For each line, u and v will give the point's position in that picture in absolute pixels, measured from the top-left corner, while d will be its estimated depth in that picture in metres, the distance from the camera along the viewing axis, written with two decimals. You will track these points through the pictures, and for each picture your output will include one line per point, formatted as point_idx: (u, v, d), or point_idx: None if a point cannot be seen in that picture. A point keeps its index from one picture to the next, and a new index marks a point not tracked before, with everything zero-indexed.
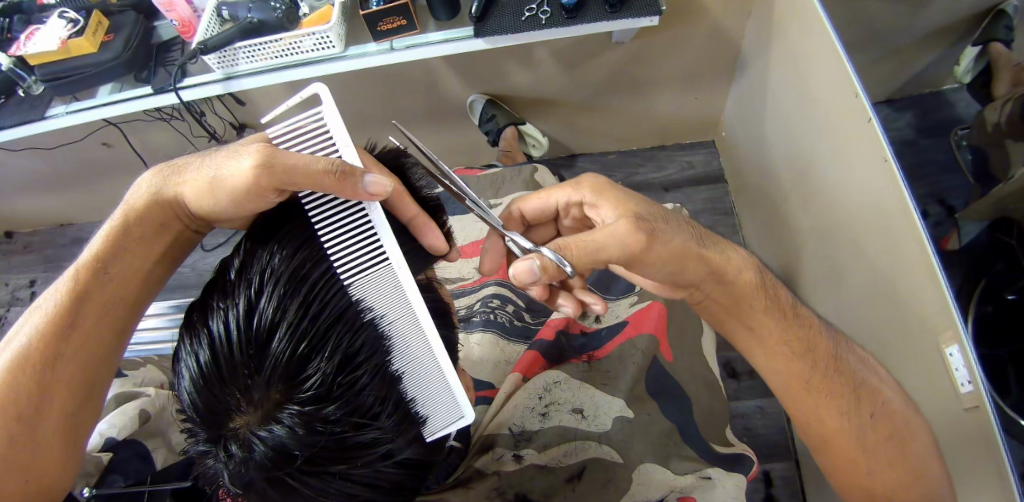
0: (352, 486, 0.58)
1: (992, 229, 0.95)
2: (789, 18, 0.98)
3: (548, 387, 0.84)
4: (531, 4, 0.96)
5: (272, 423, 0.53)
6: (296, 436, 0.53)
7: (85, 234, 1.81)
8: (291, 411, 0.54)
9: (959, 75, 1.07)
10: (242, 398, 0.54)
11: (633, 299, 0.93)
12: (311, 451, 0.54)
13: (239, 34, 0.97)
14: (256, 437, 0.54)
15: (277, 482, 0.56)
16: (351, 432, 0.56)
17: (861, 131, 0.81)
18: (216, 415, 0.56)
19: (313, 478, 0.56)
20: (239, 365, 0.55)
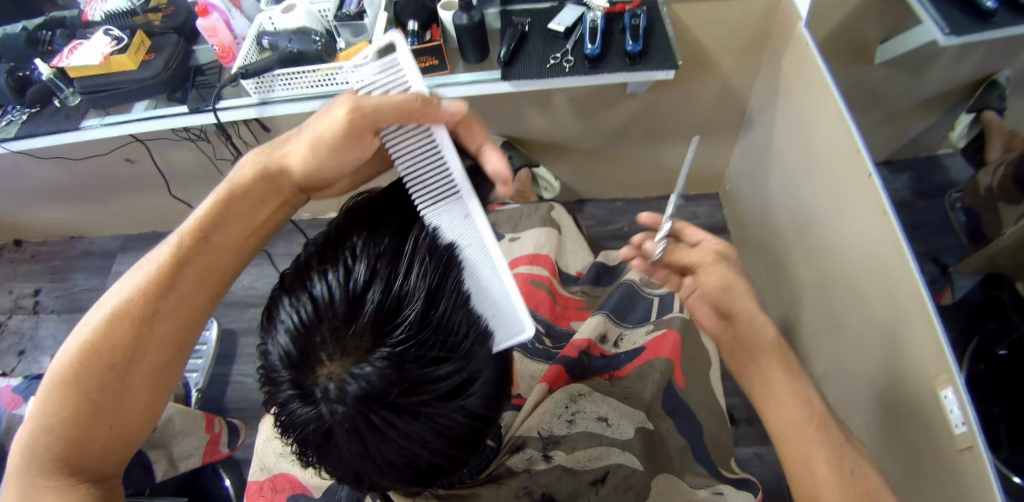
0: (432, 448, 0.53)
1: (986, 285, 1.00)
2: (796, 79, 1.04)
3: (574, 399, 0.83)
4: (556, 53, 1.03)
5: (360, 365, 0.50)
6: (385, 381, 0.49)
7: (94, 249, 1.83)
8: (383, 355, 0.50)
9: (954, 140, 1.16)
10: (335, 338, 0.51)
11: (650, 327, 0.95)
12: (398, 399, 0.50)
13: (279, 62, 1.03)
14: (343, 382, 0.49)
15: (358, 438, 0.51)
16: (439, 384, 0.52)
17: (862, 185, 0.85)
18: (301, 365, 0.52)
19: (395, 434, 0.51)
20: (333, 307, 0.52)
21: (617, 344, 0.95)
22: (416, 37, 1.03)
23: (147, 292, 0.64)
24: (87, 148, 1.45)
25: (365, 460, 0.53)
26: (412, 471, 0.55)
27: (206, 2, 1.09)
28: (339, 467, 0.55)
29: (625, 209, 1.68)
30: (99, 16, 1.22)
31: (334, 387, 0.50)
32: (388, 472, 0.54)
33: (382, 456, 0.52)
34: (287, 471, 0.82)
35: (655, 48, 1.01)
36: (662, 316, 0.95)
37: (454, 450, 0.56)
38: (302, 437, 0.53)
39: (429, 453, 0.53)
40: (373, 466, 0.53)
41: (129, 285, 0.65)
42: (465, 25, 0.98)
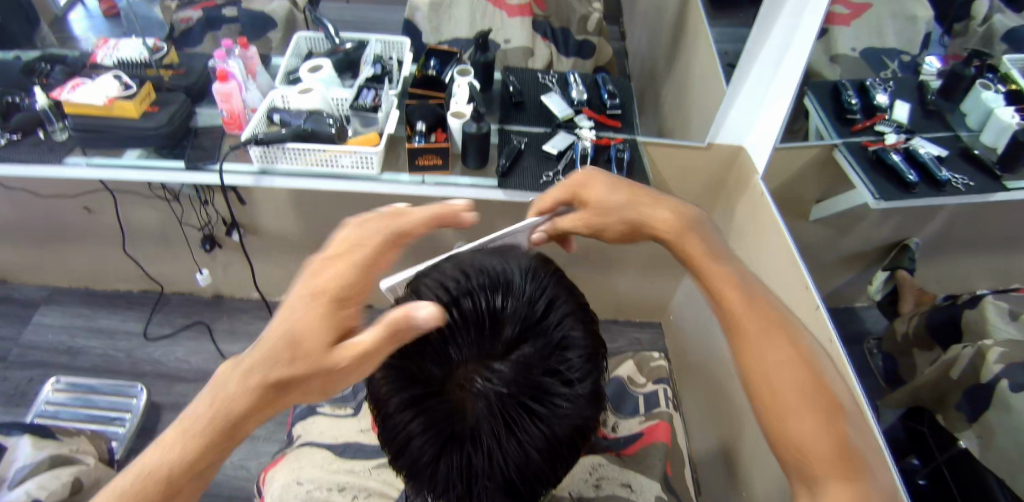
0: (547, 454, 0.55)
1: (907, 418, 1.10)
2: (748, 222, 1.20)
3: (593, 467, 0.81)
4: (548, 172, 1.14)
5: (500, 364, 0.55)
6: (519, 380, 0.54)
7: (13, 297, 1.63)
8: (517, 360, 0.55)
9: (872, 293, 1.34)
10: (472, 346, 0.55)
11: (642, 416, 0.92)
12: (530, 399, 0.54)
13: (292, 136, 1.07)
14: (487, 377, 0.54)
15: (490, 436, 0.53)
16: (563, 389, 0.54)
17: (808, 317, 0.97)
18: (438, 364, 0.55)
19: (522, 434, 0.53)
20: (474, 315, 0.55)
21: (614, 429, 0.90)
22: (423, 137, 1.12)
23: (176, 465, 0.53)
24: (47, 186, 1.39)
25: (484, 463, 0.53)
26: (522, 482, 0.55)
27: (227, 70, 1.17)
28: (454, 474, 0.55)
29: None
30: (110, 60, 1.27)
31: (477, 382, 0.54)
32: (503, 481, 0.55)
33: (504, 459, 0.53)
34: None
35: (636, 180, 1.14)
36: (653, 409, 0.94)
37: (561, 459, 0.57)
38: (426, 442, 0.54)
39: (541, 459, 0.55)
40: (491, 470, 0.54)
41: (157, 453, 0.53)
42: (473, 132, 1.07)
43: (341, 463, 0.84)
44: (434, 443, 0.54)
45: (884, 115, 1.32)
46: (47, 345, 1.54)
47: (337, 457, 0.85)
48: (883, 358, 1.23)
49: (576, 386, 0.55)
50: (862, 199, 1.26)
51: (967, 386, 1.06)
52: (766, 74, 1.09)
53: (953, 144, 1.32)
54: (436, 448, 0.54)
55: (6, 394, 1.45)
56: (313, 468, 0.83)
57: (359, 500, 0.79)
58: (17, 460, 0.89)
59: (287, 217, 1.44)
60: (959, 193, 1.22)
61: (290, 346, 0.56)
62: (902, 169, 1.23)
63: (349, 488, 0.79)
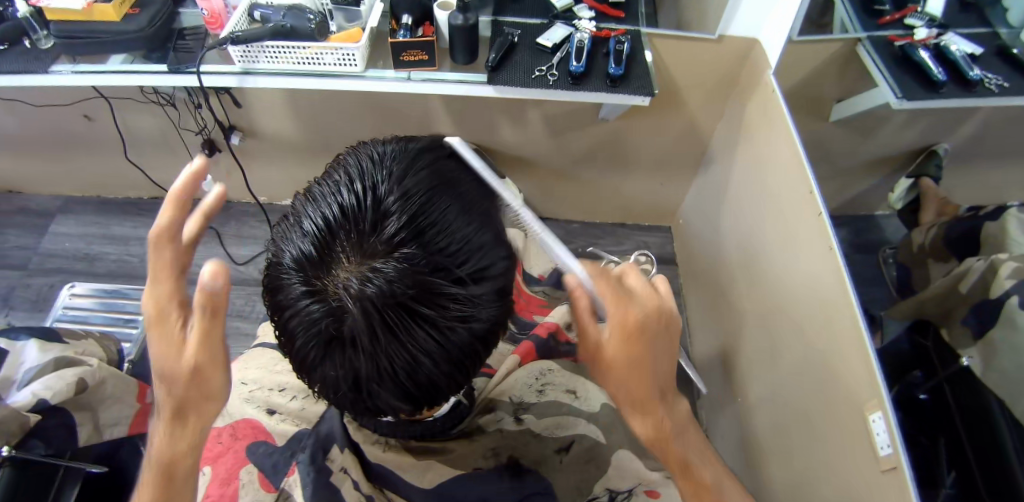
0: (438, 358, 0.53)
1: (913, 331, 1.09)
2: (758, 123, 1.11)
3: (542, 373, 0.88)
4: (541, 66, 1.05)
5: (383, 262, 0.52)
6: (403, 279, 0.51)
7: (29, 207, 1.68)
8: (401, 257, 0.52)
9: (892, 202, 1.34)
10: (355, 244, 0.53)
11: None
12: (415, 301, 0.52)
13: (270, 35, 1.00)
14: (365, 279, 0.51)
15: (368, 337, 0.51)
16: (454, 289, 0.53)
17: (812, 225, 0.92)
18: (317, 263, 0.53)
19: (405, 336, 0.52)
20: (362, 212, 0.53)
21: None
22: (409, 31, 1.03)
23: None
24: (42, 94, 1.36)
25: (366, 366, 0.53)
26: (414, 386, 0.55)
27: None
28: (340, 377, 0.54)
29: (581, 234, 1.67)
30: None
31: (353, 282, 0.51)
32: (390, 384, 0.54)
33: (388, 362, 0.52)
34: (252, 416, 0.83)
35: (637, 75, 1.04)
36: None
37: (459, 364, 0.55)
38: (308, 341, 0.54)
39: (434, 364, 0.53)
40: (376, 372, 0.53)
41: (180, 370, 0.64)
42: (460, 24, 0.99)
43: (284, 365, 0.92)
44: (318, 344, 0.53)
45: (916, 8, 1.16)
46: (67, 252, 1.60)
47: None
48: (896, 268, 1.21)
49: (471, 287, 0.53)
50: (884, 98, 1.10)
51: (973, 301, 1.02)
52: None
53: (989, 42, 1.16)
54: (320, 349, 0.54)
55: (32, 298, 1.52)
56: (257, 369, 0.91)
57: (296, 400, 0.86)
58: (26, 363, 0.95)
59: (281, 119, 1.39)
60: (992, 95, 1.07)
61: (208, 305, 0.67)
62: (929, 67, 1.07)
63: (288, 389, 0.87)
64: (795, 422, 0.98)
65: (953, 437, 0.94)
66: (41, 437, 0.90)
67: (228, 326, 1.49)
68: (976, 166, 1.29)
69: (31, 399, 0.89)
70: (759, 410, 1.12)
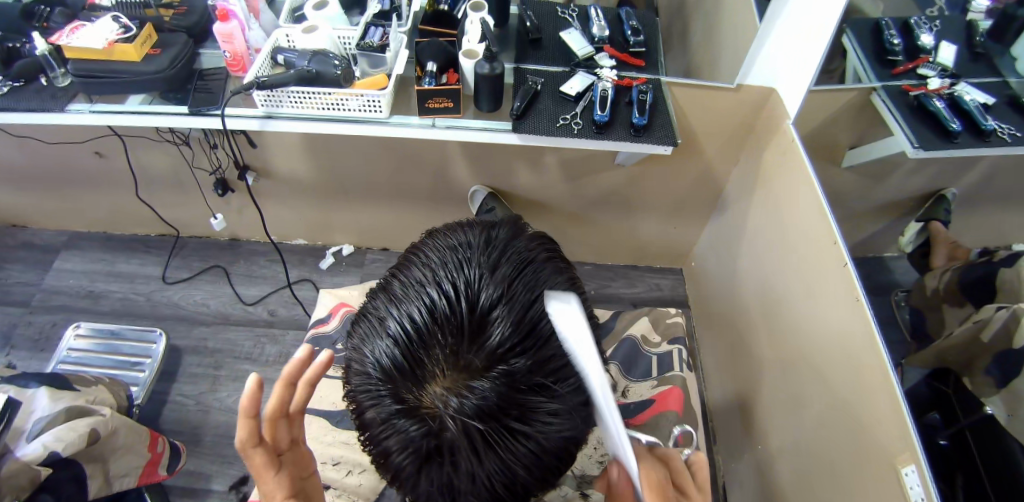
0: (534, 468, 0.55)
1: (931, 377, 1.07)
2: (775, 171, 1.13)
3: (599, 442, 0.89)
4: (565, 115, 1.06)
5: (480, 379, 0.53)
6: (503, 396, 0.53)
7: (34, 242, 1.65)
8: (500, 372, 0.54)
9: (902, 244, 1.36)
10: (452, 357, 0.54)
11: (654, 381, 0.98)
12: (515, 417, 0.53)
13: (295, 80, 1.01)
14: (463, 396, 0.53)
15: (469, 456, 0.52)
16: (551, 404, 0.55)
17: (837, 274, 0.93)
18: (412, 376, 0.55)
19: (505, 452, 0.53)
20: (459, 323, 0.55)
21: (625, 394, 0.97)
22: (434, 79, 1.04)
23: None
24: (56, 131, 1.36)
25: (465, 481, 0.54)
26: (508, 496, 0.56)
27: (228, 8, 1.10)
28: (435, 489, 0.55)
29: (592, 275, 1.67)
30: (108, 1, 1.20)
31: (452, 400, 0.53)
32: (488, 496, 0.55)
33: (487, 477, 0.53)
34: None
35: (658, 124, 1.06)
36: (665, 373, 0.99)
37: (550, 471, 0.57)
38: (406, 458, 0.55)
39: (528, 474, 0.55)
40: (473, 488, 0.54)
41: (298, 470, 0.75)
42: (486, 73, 1.01)
43: (334, 435, 0.95)
44: (414, 458, 0.54)
45: (928, 57, 1.20)
46: (71, 289, 1.57)
47: (333, 427, 0.97)
48: (910, 311, 1.22)
49: (566, 400, 0.56)
50: (900, 147, 1.13)
51: (998, 350, 1.03)
52: (798, 22, 1.01)
53: (1000, 90, 1.19)
54: (416, 463, 0.54)
55: (33, 338, 1.49)
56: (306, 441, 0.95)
57: (352, 476, 0.91)
58: (37, 411, 0.92)
59: (298, 160, 1.39)
60: (1005, 144, 1.10)
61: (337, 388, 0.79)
62: (945, 117, 1.10)
63: (342, 463, 0.92)
64: (820, 474, 0.96)
65: (973, 480, 0.91)
66: (49, 491, 0.88)
67: (236, 368, 1.46)
68: (986, 212, 1.31)
69: (41, 452, 0.86)
70: (781, 460, 1.10)
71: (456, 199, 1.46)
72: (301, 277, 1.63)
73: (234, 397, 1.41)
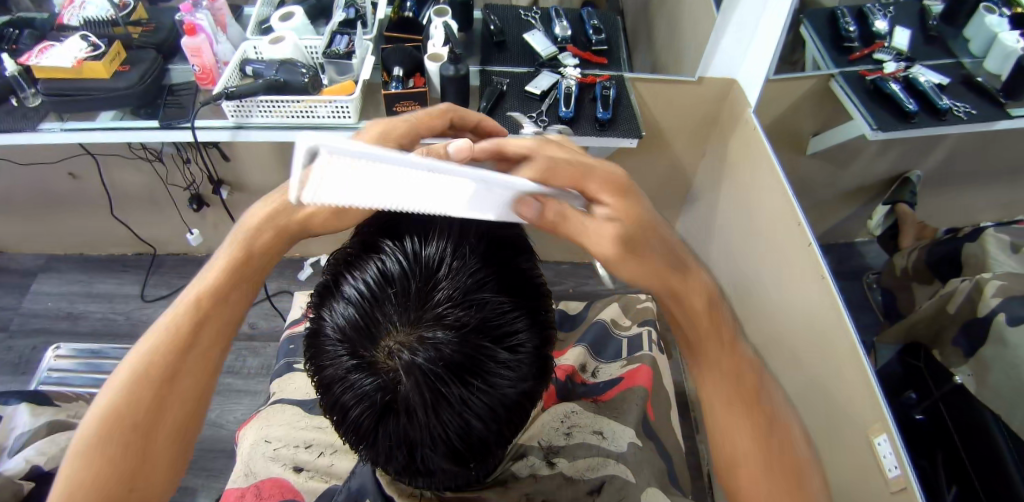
0: (489, 421, 0.53)
1: (904, 354, 1.10)
2: (740, 160, 1.16)
3: (565, 416, 0.86)
4: (531, 113, 1.08)
5: (432, 332, 0.52)
6: (455, 351, 0.51)
7: (10, 266, 1.64)
8: (450, 324, 0.52)
9: (872, 228, 1.38)
10: (400, 313, 0.53)
11: (625, 361, 0.99)
12: (466, 368, 0.51)
13: (264, 89, 1.02)
14: (414, 349, 0.51)
15: (421, 408, 0.51)
16: (504, 354, 0.53)
17: (803, 254, 0.95)
18: (368, 333, 0.53)
19: (457, 404, 0.51)
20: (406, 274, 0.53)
21: (595, 375, 0.99)
22: (401, 83, 1.06)
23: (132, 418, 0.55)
24: (29, 153, 1.35)
25: (420, 432, 0.52)
26: (464, 447, 0.54)
27: (195, 22, 1.11)
28: (393, 445, 0.54)
29: (571, 273, 1.68)
30: (76, 20, 1.20)
31: (405, 353, 0.51)
32: (442, 447, 0.53)
33: (442, 428, 0.52)
34: (279, 476, 0.80)
35: (623, 117, 1.09)
36: (636, 352, 1.00)
37: (506, 422, 0.56)
38: (361, 414, 0.53)
39: (484, 426, 0.53)
40: (430, 440, 0.53)
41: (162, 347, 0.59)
42: (451, 74, 1.03)
43: (308, 421, 0.88)
44: (371, 412, 0.53)
45: (884, 43, 1.23)
46: (48, 312, 1.56)
47: (307, 413, 0.89)
48: (881, 293, 1.25)
49: (518, 351, 0.54)
50: (860, 130, 1.15)
51: (962, 321, 1.04)
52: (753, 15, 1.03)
53: (954, 71, 1.23)
54: (373, 419, 0.53)
55: (12, 362, 1.47)
56: (281, 427, 0.87)
57: (326, 456, 0.82)
58: (17, 428, 0.94)
59: (272, 171, 1.40)
60: (961, 121, 1.13)
61: (619, 243, 0.57)
62: (901, 99, 1.12)
63: (315, 445, 0.83)
64: None
65: (952, 451, 0.94)
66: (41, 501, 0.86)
67: (219, 382, 1.45)
68: (946, 191, 1.35)
69: (24, 466, 0.88)
70: None
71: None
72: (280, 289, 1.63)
73: (216, 411, 1.40)
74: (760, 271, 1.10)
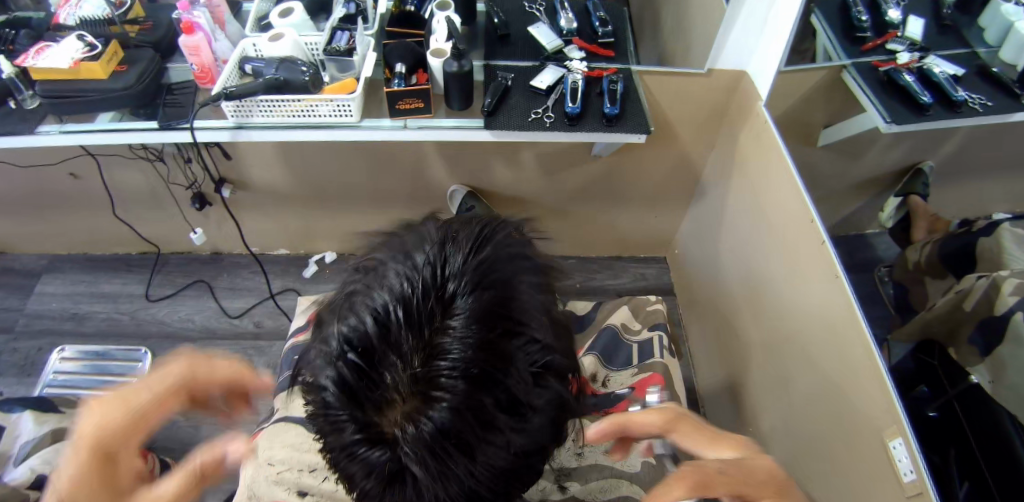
0: (491, 482, 0.56)
1: (917, 351, 1.08)
2: (751, 153, 1.13)
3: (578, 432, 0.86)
4: (537, 109, 1.06)
5: (432, 414, 0.51)
6: (454, 429, 0.51)
7: (14, 267, 1.64)
8: (446, 403, 0.51)
9: (884, 220, 1.34)
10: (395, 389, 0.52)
11: (636, 370, 0.99)
12: (467, 442, 0.52)
13: (264, 88, 1.00)
14: (416, 428, 0.51)
15: (425, 480, 0.53)
16: (506, 424, 0.54)
17: (814, 251, 0.93)
18: (367, 407, 0.53)
19: (459, 478, 0.53)
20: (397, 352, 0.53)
21: (605, 385, 0.99)
22: (403, 80, 1.04)
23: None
24: (30, 154, 1.34)
25: (425, 501, 0.55)
26: None
27: (193, 21, 1.08)
28: None
29: (578, 268, 1.67)
30: (72, 20, 1.17)
31: (406, 431, 0.52)
32: None
33: (447, 498, 0.55)
34: (284, 500, 0.81)
35: (630, 112, 1.06)
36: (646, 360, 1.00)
37: (510, 480, 0.58)
38: (369, 482, 0.55)
39: (487, 488, 0.56)
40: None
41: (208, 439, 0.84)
42: (455, 71, 1.01)
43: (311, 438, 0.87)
44: (378, 482, 0.55)
45: (896, 33, 1.21)
46: (53, 313, 1.55)
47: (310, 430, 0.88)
48: (892, 286, 1.22)
49: (522, 420, 0.55)
50: (873, 122, 1.13)
51: (979, 318, 1.02)
52: (762, 6, 1.01)
53: (969, 61, 1.20)
54: (380, 485, 0.55)
55: (18, 363, 1.47)
56: (284, 448, 0.86)
57: (328, 480, 0.81)
58: (22, 435, 0.94)
59: (275, 169, 1.38)
60: (976, 114, 1.11)
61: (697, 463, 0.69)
62: (915, 91, 1.10)
63: (320, 467, 0.83)
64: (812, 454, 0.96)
65: (966, 448, 0.92)
66: None
67: None
68: (960, 184, 1.32)
69: (29, 475, 0.88)
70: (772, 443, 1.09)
71: (435, 199, 1.44)
72: (285, 287, 1.62)
73: None
74: (772, 269, 1.08)
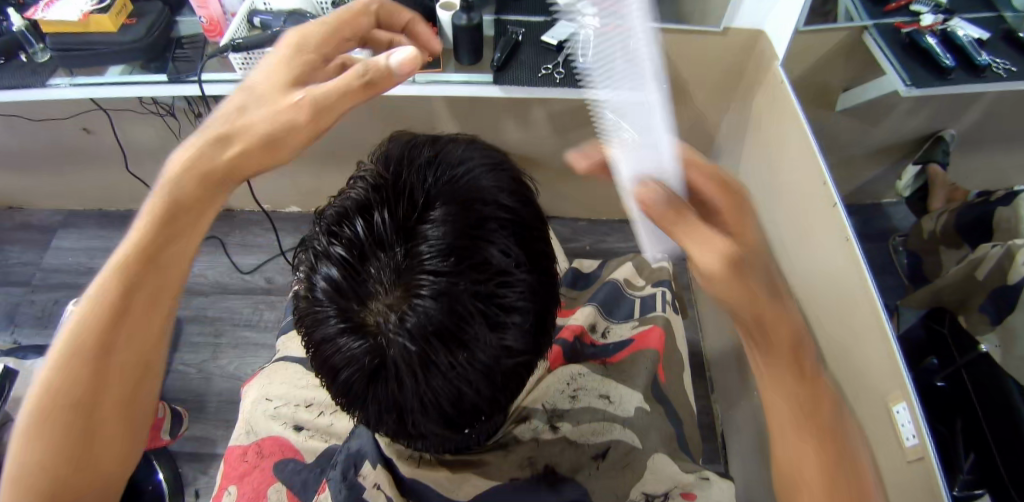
0: (480, 385, 0.54)
1: (927, 318, 1.02)
2: (765, 115, 1.11)
3: (572, 378, 0.86)
4: (548, 65, 1.04)
5: (418, 298, 0.51)
6: (440, 314, 0.51)
7: (31, 222, 1.67)
8: (431, 283, 0.51)
9: (901, 188, 1.29)
10: (383, 275, 0.53)
11: (636, 321, 0.99)
12: (454, 329, 0.51)
13: (272, 40, 0.99)
14: (403, 314, 0.51)
15: (408, 373, 0.52)
16: (497, 315, 0.53)
17: (824, 214, 0.92)
18: (354, 296, 0.53)
19: (447, 370, 0.52)
20: (387, 243, 0.54)
21: (605, 335, 0.98)
22: None
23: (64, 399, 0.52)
24: (42, 108, 1.35)
25: (410, 397, 0.53)
26: (456, 411, 0.55)
27: None
28: (383, 409, 0.55)
29: (587, 230, 1.66)
30: None
31: (393, 317, 0.51)
32: (432, 413, 0.54)
33: (433, 395, 0.53)
34: (279, 434, 0.82)
35: None
36: (647, 313, 1.00)
37: (500, 388, 0.56)
38: (351, 376, 0.54)
39: (476, 391, 0.54)
40: (420, 405, 0.54)
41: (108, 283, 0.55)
42: (464, 25, 0.99)
43: (309, 378, 0.89)
44: (361, 376, 0.53)
45: None
46: (69, 267, 1.58)
47: (308, 371, 0.90)
48: (907, 255, 1.16)
49: (513, 314, 0.54)
50: (892, 86, 1.09)
51: (994, 286, 1.02)
52: None
53: (993, 26, 1.15)
54: (363, 380, 0.53)
55: (36, 315, 1.51)
56: (282, 385, 0.89)
57: (325, 417, 0.84)
58: (36, 382, 0.98)
59: None
60: (1001, 80, 1.07)
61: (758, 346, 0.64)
62: (939, 54, 1.07)
63: (316, 404, 0.85)
64: None
65: (971, 420, 0.89)
66: None
67: (236, 335, 1.48)
68: (982, 152, 1.28)
69: None
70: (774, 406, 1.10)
71: None
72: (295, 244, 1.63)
73: (234, 364, 1.43)
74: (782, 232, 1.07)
